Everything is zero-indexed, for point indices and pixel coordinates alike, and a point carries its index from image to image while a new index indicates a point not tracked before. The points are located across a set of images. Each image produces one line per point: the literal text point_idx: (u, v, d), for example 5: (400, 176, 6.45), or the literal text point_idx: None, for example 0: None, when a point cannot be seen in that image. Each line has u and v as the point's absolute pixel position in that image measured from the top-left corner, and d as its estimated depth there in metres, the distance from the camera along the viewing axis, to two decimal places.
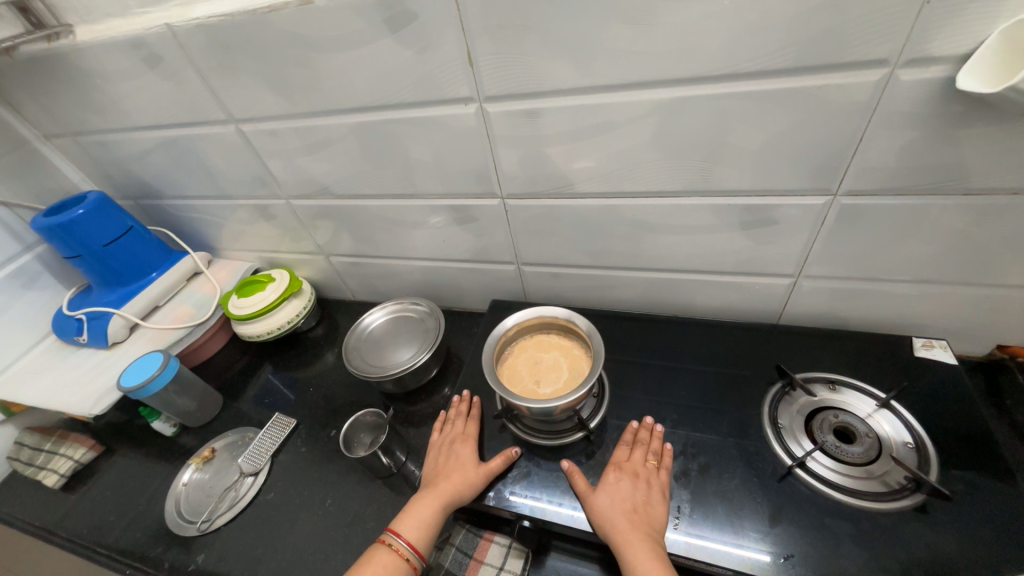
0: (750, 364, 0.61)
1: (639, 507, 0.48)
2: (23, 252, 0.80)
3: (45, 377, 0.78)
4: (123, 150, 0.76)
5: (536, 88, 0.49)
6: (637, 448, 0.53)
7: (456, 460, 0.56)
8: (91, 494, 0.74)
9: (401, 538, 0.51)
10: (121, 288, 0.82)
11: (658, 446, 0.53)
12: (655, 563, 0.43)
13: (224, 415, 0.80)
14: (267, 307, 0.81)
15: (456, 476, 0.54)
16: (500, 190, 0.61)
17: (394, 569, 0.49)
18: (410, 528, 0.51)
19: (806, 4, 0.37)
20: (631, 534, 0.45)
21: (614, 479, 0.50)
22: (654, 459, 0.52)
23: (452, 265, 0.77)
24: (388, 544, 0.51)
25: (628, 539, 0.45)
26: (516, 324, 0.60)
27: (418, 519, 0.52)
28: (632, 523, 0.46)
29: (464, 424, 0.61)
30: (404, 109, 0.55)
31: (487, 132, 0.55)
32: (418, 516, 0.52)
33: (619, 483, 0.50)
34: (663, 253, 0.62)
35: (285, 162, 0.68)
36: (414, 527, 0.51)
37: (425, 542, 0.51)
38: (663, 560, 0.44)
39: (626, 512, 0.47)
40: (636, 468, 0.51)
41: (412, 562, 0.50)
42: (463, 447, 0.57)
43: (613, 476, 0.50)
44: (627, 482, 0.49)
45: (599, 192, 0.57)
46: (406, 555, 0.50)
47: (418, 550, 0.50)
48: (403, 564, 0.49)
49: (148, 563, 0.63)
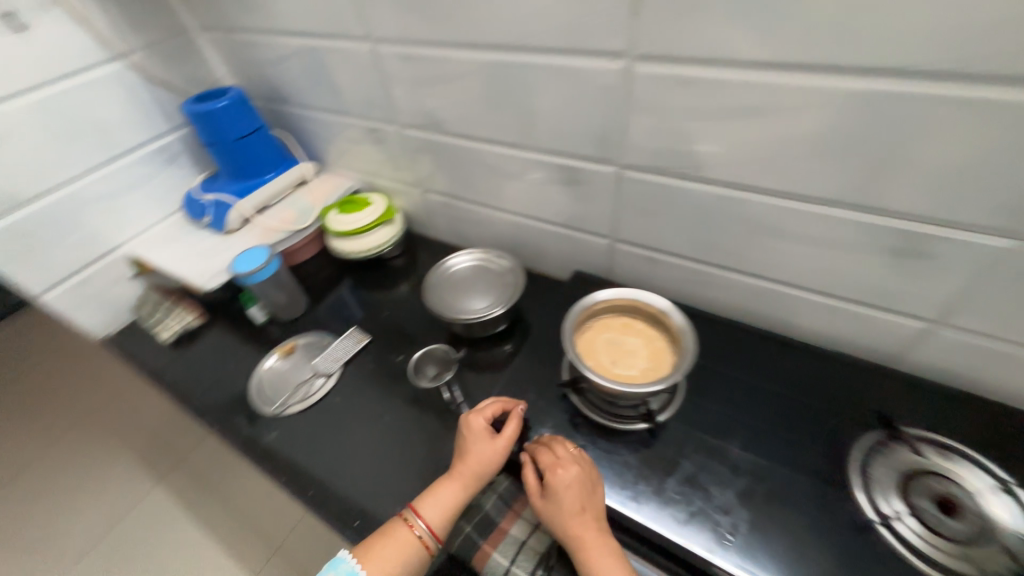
0: (846, 404, 0.55)
1: (592, 514, 0.47)
2: (169, 132, 0.89)
3: (173, 247, 0.88)
4: (264, 52, 0.80)
5: (694, 52, 0.45)
6: (561, 447, 0.52)
7: (478, 446, 0.55)
8: (193, 355, 0.85)
9: (421, 519, 0.52)
10: (241, 182, 0.89)
11: (565, 440, 0.54)
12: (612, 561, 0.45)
13: (306, 317, 0.88)
14: (362, 229, 0.85)
15: (475, 465, 0.54)
16: (618, 158, 0.58)
17: (411, 547, 0.51)
18: (428, 509, 0.52)
19: None
20: (596, 542, 0.46)
21: (577, 483, 0.48)
22: (586, 459, 0.52)
23: (543, 225, 0.75)
24: (406, 520, 0.52)
25: (584, 542, 0.46)
26: (604, 301, 0.59)
27: (440, 503, 0.53)
28: (594, 530, 0.47)
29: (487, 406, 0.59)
30: (543, 55, 0.53)
31: (626, 93, 0.51)
32: (438, 499, 0.53)
33: (579, 487, 0.48)
34: (778, 262, 0.56)
35: (407, 90, 0.69)
36: (433, 509, 0.52)
37: (444, 526, 0.52)
38: (617, 557, 0.46)
39: (575, 514, 0.47)
40: (584, 475, 0.49)
41: (428, 545, 0.51)
42: (485, 436, 0.56)
43: (573, 477, 0.49)
44: (583, 487, 0.48)
45: (729, 181, 0.52)
46: (423, 538, 0.51)
47: (436, 532, 0.52)
48: (422, 546, 0.51)
49: (231, 426, 0.73)
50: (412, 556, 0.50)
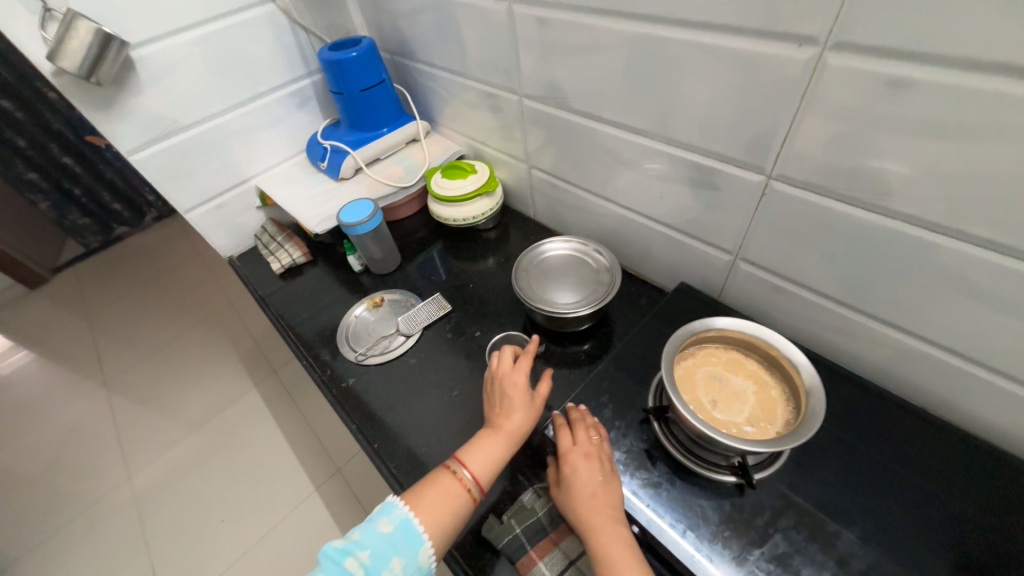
0: (1020, 527, 0.43)
1: (600, 503, 0.47)
2: (305, 76, 0.94)
3: (293, 186, 0.95)
4: (400, 4, 0.79)
5: (922, 46, 0.34)
6: (578, 432, 0.52)
7: (518, 400, 0.57)
8: (296, 289, 0.92)
9: (467, 469, 0.53)
10: (359, 133, 0.92)
11: (593, 422, 0.54)
12: (620, 545, 0.45)
13: (397, 274, 0.90)
14: (463, 196, 0.84)
15: (516, 422, 0.56)
16: (771, 166, 0.49)
17: (459, 496, 0.52)
18: (475, 463, 0.53)
19: None
20: (607, 529, 0.46)
21: (585, 473, 0.48)
22: (605, 446, 0.51)
23: (654, 225, 0.68)
24: (452, 471, 0.53)
25: (592, 526, 0.46)
26: (717, 329, 0.51)
27: (486, 457, 0.54)
28: (605, 517, 0.46)
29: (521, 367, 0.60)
30: (706, 32, 0.45)
31: (804, 90, 0.42)
32: (486, 453, 0.54)
33: (586, 475, 0.48)
34: (961, 328, 0.44)
35: (536, 58, 0.64)
36: (480, 464, 0.53)
37: (489, 478, 0.53)
38: (630, 545, 0.45)
39: (586, 496, 0.47)
40: (592, 464, 0.49)
41: (474, 495, 0.52)
42: (523, 391, 0.57)
43: (580, 466, 0.49)
44: (593, 475, 0.48)
45: (919, 217, 0.41)
46: (469, 486, 0.52)
47: (482, 483, 0.53)
48: (469, 493, 0.52)
49: (318, 363, 0.78)
50: (459, 504, 0.51)
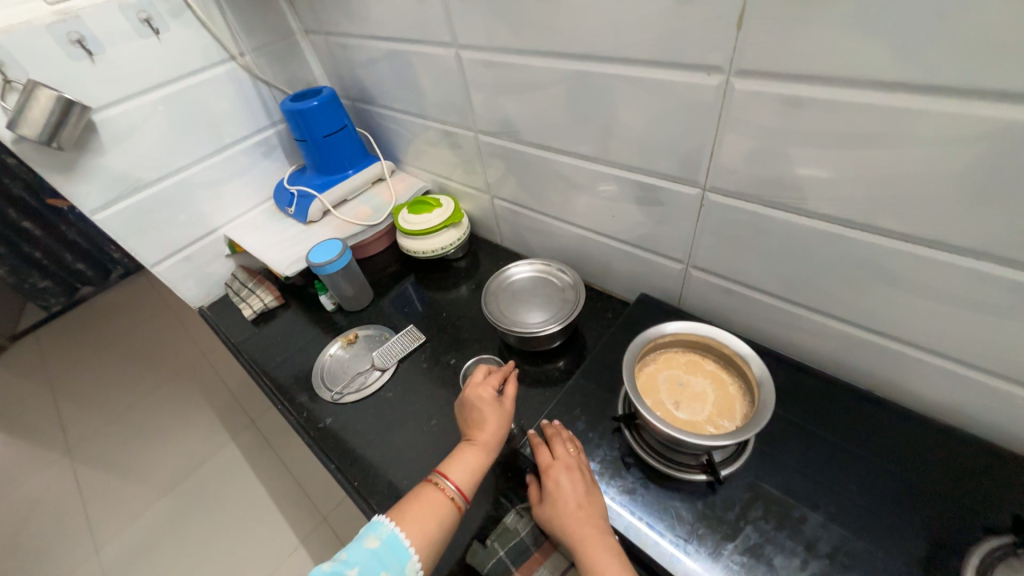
0: (968, 494, 0.46)
1: (588, 507, 0.48)
2: (269, 127, 0.97)
3: (261, 233, 0.96)
4: (357, 56, 0.84)
5: (809, 69, 0.39)
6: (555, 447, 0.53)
7: (489, 410, 0.59)
8: (268, 333, 0.92)
9: (449, 481, 0.54)
10: (325, 177, 0.95)
11: (569, 435, 0.55)
12: (609, 553, 0.45)
13: (370, 309, 0.91)
14: (429, 229, 0.87)
15: (491, 430, 0.58)
16: (704, 179, 0.53)
17: (444, 507, 0.52)
18: (456, 472, 0.55)
19: None
20: (598, 530, 0.47)
21: (570, 479, 0.50)
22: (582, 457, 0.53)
23: (611, 242, 0.71)
24: (435, 483, 0.54)
25: (581, 535, 0.46)
26: (672, 334, 0.54)
27: (465, 466, 0.55)
28: (596, 518, 0.47)
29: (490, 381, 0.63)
30: (631, 67, 0.50)
31: (720, 112, 0.47)
32: (465, 464, 0.55)
33: (572, 482, 0.49)
34: (889, 313, 0.48)
35: (486, 97, 0.68)
36: (461, 472, 0.55)
37: (471, 484, 0.54)
38: (616, 552, 0.45)
39: (573, 508, 0.48)
40: (574, 472, 0.51)
41: (457, 503, 0.53)
42: (494, 401, 0.60)
43: (566, 475, 0.50)
44: (577, 482, 0.50)
45: (834, 215, 0.46)
46: (453, 497, 0.53)
47: (464, 492, 0.54)
48: (454, 503, 0.53)
49: (294, 406, 0.78)
50: (444, 515, 0.52)
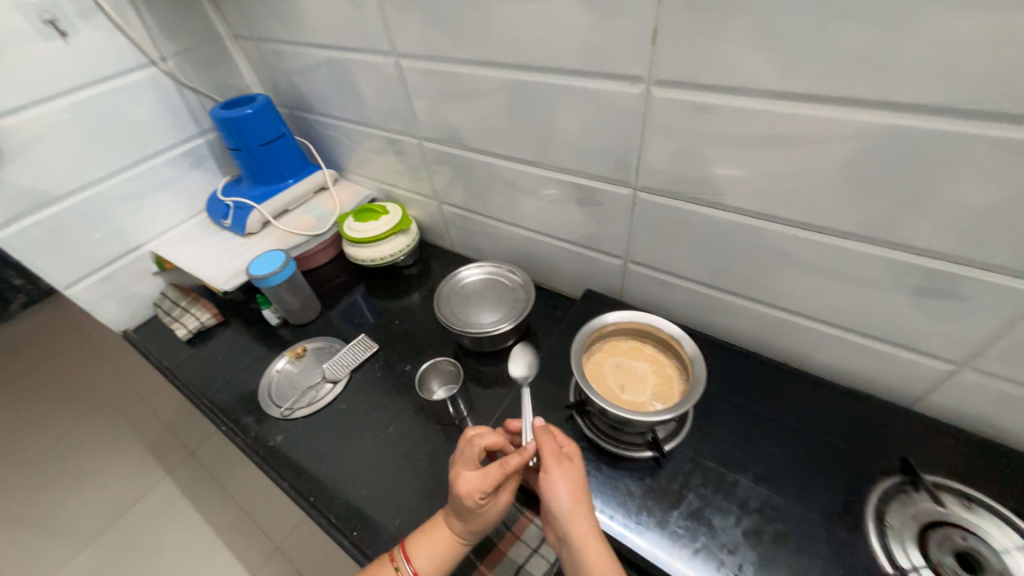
0: (867, 445, 0.53)
1: (577, 501, 0.46)
2: (198, 135, 0.92)
3: (194, 247, 0.91)
4: (293, 63, 0.82)
5: (714, 80, 0.44)
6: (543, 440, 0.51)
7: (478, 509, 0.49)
8: (207, 353, 0.87)
9: (411, 566, 0.50)
10: (263, 187, 0.91)
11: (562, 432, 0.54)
12: (600, 545, 0.45)
13: (318, 321, 0.89)
14: (377, 236, 0.86)
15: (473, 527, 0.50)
16: (635, 180, 0.58)
17: None
18: (423, 562, 0.50)
19: None
20: (586, 523, 0.45)
21: (557, 474, 0.47)
22: (570, 447, 0.51)
23: (556, 242, 0.75)
24: (395, 567, 0.50)
25: (577, 520, 0.45)
26: (614, 323, 0.58)
27: (432, 550, 0.50)
28: (585, 513, 0.46)
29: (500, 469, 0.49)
30: (564, 76, 0.53)
31: (644, 118, 0.51)
32: (433, 549, 0.51)
33: (561, 477, 0.47)
34: (795, 293, 0.55)
35: (429, 104, 0.70)
36: (426, 561, 0.50)
37: (433, 575, 0.50)
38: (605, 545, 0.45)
39: (572, 499, 0.46)
40: (562, 466, 0.48)
41: None
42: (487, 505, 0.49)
43: (552, 466, 0.48)
44: (566, 475, 0.48)
45: (745, 209, 0.52)
46: None
47: None
48: None
49: (239, 427, 0.74)
50: None
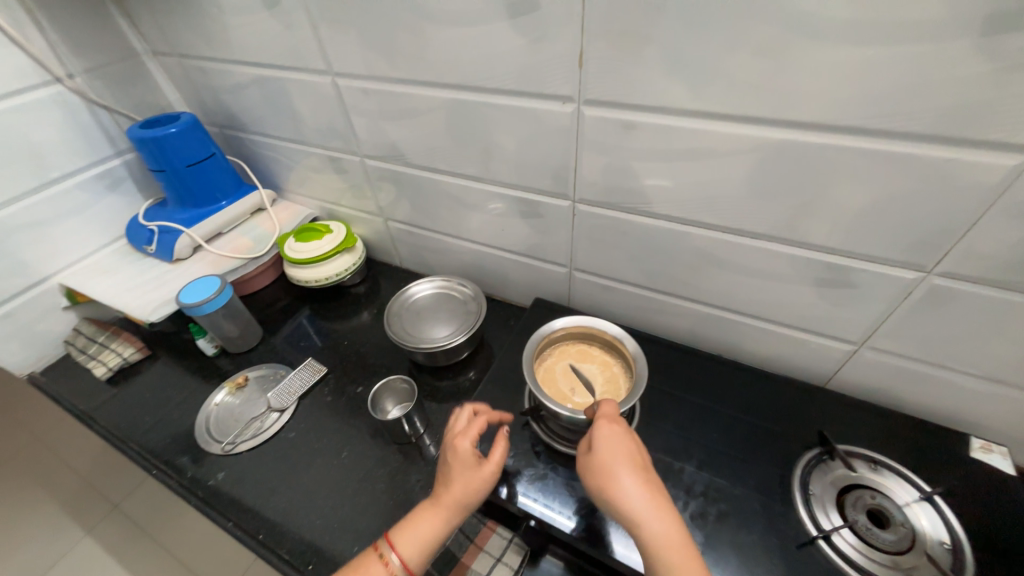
0: (791, 423, 0.59)
1: (607, 491, 0.42)
2: (114, 156, 0.85)
3: (113, 277, 0.83)
4: (221, 80, 0.79)
5: (636, 100, 0.48)
6: (581, 431, 0.47)
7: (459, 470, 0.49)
8: (131, 391, 0.79)
9: (396, 553, 0.46)
10: (192, 210, 0.86)
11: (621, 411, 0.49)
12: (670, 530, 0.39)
13: (260, 348, 0.84)
14: (321, 256, 0.84)
15: (457, 497, 0.48)
16: (573, 192, 0.61)
17: None
18: (409, 545, 0.46)
19: (942, 77, 0.36)
20: (639, 502, 0.41)
21: (580, 469, 0.45)
22: (599, 430, 0.45)
23: (503, 254, 0.77)
24: (379, 554, 0.46)
25: (638, 502, 0.41)
26: (562, 329, 0.61)
27: (419, 536, 0.47)
28: (632, 492, 0.41)
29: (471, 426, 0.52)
30: (500, 96, 0.56)
31: (577, 134, 0.55)
32: (419, 532, 0.47)
33: (602, 455, 0.43)
34: (721, 290, 0.60)
35: (368, 122, 0.70)
36: (412, 545, 0.46)
37: (420, 561, 0.47)
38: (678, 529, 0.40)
39: (633, 478, 0.42)
40: (584, 458, 0.45)
41: None
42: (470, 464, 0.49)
43: (581, 459, 0.46)
44: (608, 453, 0.43)
45: (672, 216, 0.56)
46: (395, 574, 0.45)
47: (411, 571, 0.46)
48: None
49: (173, 468, 0.68)
50: None
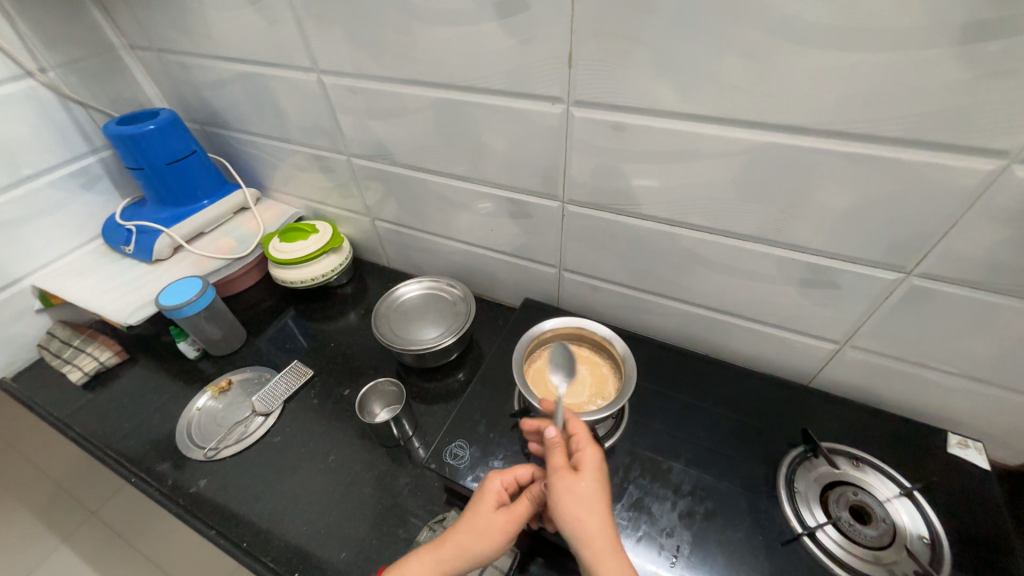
0: (777, 422, 0.59)
1: (584, 515, 0.41)
2: (90, 154, 0.83)
3: (89, 278, 0.81)
4: (202, 76, 0.77)
5: (625, 101, 0.49)
6: (554, 447, 0.46)
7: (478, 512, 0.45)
8: (109, 396, 0.77)
9: None
10: (173, 209, 0.84)
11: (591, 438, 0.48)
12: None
13: (244, 350, 0.83)
14: (307, 256, 0.82)
15: (463, 541, 0.44)
16: (562, 193, 0.61)
17: None
18: None
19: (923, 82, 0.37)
20: (597, 542, 0.40)
21: (557, 487, 0.42)
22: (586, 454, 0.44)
23: (492, 254, 0.77)
24: None
25: (600, 544, 0.40)
26: (551, 330, 0.61)
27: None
28: (594, 532, 0.40)
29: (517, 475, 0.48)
30: (489, 96, 0.56)
31: (566, 135, 0.55)
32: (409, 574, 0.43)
33: (573, 486, 0.42)
34: (709, 290, 0.61)
35: (355, 121, 0.68)
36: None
37: None
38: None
39: (598, 517, 0.41)
40: (565, 475, 0.43)
41: None
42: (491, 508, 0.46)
43: (556, 477, 0.43)
44: (577, 486, 0.42)
45: (661, 217, 0.57)
46: None
47: None
48: None
49: (152, 476, 0.66)
50: None
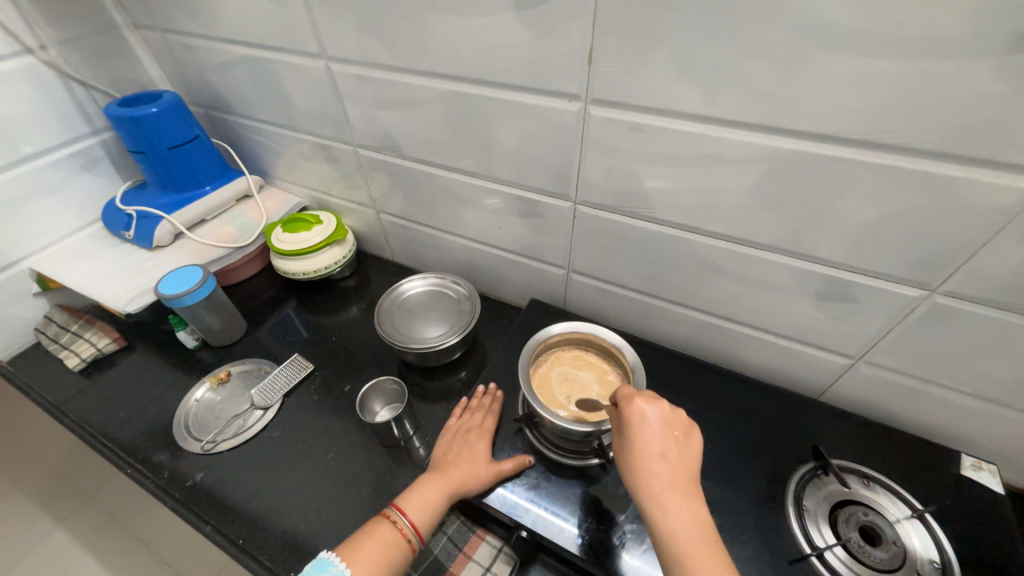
0: (786, 436, 0.58)
1: (636, 468, 0.41)
2: (90, 135, 0.81)
3: (88, 263, 0.79)
4: (207, 59, 0.75)
5: (645, 102, 0.47)
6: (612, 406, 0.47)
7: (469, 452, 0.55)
8: (106, 384, 0.76)
9: (406, 517, 0.50)
10: (174, 195, 0.82)
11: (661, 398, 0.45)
12: (684, 521, 0.38)
13: (244, 341, 0.81)
14: (310, 248, 0.81)
15: (465, 471, 0.53)
16: (574, 193, 0.59)
17: (399, 546, 0.48)
18: (419, 512, 0.50)
19: (963, 94, 0.35)
20: (654, 484, 0.40)
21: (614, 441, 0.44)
22: (631, 411, 0.43)
23: (499, 253, 0.75)
24: (392, 520, 0.50)
25: (657, 490, 0.40)
26: (559, 334, 0.59)
27: (425, 502, 0.51)
28: (649, 474, 0.40)
29: (482, 417, 0.60)
30: (503, 91, 0.54)
31: (582, 134, 0.53)
32: (424, 499, 0.51)
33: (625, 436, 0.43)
34: (722, 299, 0.59)
35: (363, 111, 0.67)
36: (420, 510, 0.50)
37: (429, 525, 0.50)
38: (696, 524, 0.38)
39: (654, 463, 0.41)
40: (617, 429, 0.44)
41: (412, 543, 0.49)
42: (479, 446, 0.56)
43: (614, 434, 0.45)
44: (630, 435, 0.42)
45: (676, 222, 0.55)
46: (408, 536, 0.49)
47: (419, 531, 0.49)
48: (405, 542, 0.49)
49: (149, 467, 0.65)
50: (398, 555, 0.48)
